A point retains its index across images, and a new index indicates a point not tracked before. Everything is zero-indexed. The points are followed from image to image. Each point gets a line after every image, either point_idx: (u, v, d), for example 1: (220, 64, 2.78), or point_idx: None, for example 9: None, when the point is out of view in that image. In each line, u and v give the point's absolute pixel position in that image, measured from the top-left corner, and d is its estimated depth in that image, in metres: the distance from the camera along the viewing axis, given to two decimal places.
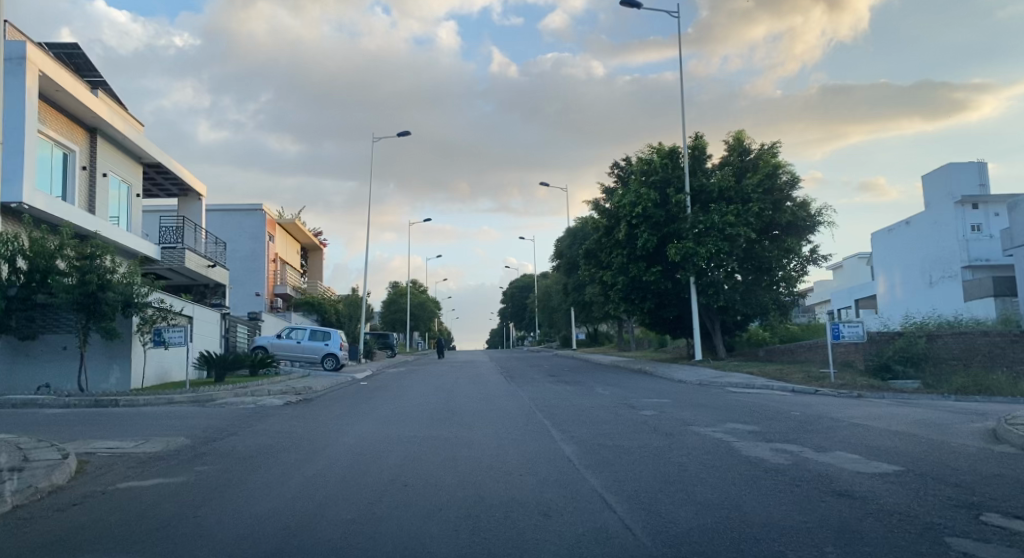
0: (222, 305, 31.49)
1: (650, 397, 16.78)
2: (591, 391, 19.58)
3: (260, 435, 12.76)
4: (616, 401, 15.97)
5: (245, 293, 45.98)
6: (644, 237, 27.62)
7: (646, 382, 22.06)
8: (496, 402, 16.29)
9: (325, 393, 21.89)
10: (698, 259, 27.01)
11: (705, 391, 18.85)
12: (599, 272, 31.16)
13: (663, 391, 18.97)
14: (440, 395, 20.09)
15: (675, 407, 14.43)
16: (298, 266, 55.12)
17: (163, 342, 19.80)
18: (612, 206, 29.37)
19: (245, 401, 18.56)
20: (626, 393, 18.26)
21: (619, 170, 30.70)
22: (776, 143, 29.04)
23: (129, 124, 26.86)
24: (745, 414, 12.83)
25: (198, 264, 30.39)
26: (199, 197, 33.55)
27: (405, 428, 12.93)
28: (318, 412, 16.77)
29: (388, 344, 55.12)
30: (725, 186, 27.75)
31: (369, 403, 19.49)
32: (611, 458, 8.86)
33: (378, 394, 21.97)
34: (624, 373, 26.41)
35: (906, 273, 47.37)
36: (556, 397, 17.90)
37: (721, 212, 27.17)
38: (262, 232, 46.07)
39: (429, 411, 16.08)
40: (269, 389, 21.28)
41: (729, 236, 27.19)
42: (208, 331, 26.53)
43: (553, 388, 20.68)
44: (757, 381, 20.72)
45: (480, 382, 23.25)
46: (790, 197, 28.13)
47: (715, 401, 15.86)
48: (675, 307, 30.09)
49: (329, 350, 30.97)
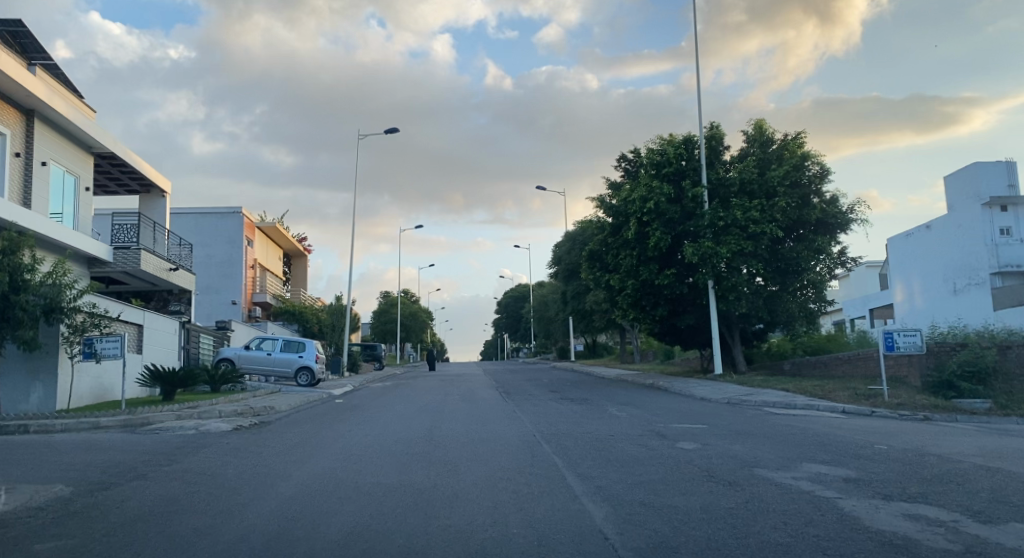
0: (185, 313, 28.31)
1: (680, 422, 13.63)
2: (604, 411, 16.46)
3: (176, 476, 9.50)
4: (639, 428, 12.88)
5: (221, 301, 42.83)
6: (658, 236, 24.64)
7: (666, 401, 18.98)
8: (491, 429, 13.15)
9: (289, 413, 18.68)
10: (717, 259, 24.07)
11: (739, 413, 15.78)
12: (603, 276, 28.07)
13: (692, 412, 15.85)
14: (425, 416, 16.93)
15: (718, 437, 11.32)
16: (280, 273, 52.01)
17: (94, 355, 16.64)
18: (619, 203, 26.36)
19: (187, 424, 15.32)
20: (648, 416, 15.13)
21: (627, 162, 27.70)
22: (802, 133, 26.13)
23: (74, 107, 23.77)
24: (817, 449, 9.76)
25: (159, 267, 27.28)
26: (162, 194, 30.45)
27: (368, 469, 9.71)
28: (270, 441, 13.58)
29: (376, 356, 51.88)
30: (746, 179, 24.83)
31: (338, 427, 16.33)
32: (667, 534, 5.74)
33: (350, 416, 18.76)
34: (634, 390, 23.34)
35: (927, 282, 44.56)
36: (564, 420, 14.77)
37: (744, 207, 24.22)
38: (239, 236, 42.97)
39: (406, 440, 12.90)
40: (221, 409, 18.04)
41: (753, 233, 24.28)
42: (162, 341, 23.40)
43: (559, 408, 17.57)
44: (797, 400, 17.64)
45: (471, 400, 20.13)
46: (819, 191, 25.17)
47: (764, 429, 12.73)
48: (690, 314, 27.02)
49: (303, 363, 27.73)
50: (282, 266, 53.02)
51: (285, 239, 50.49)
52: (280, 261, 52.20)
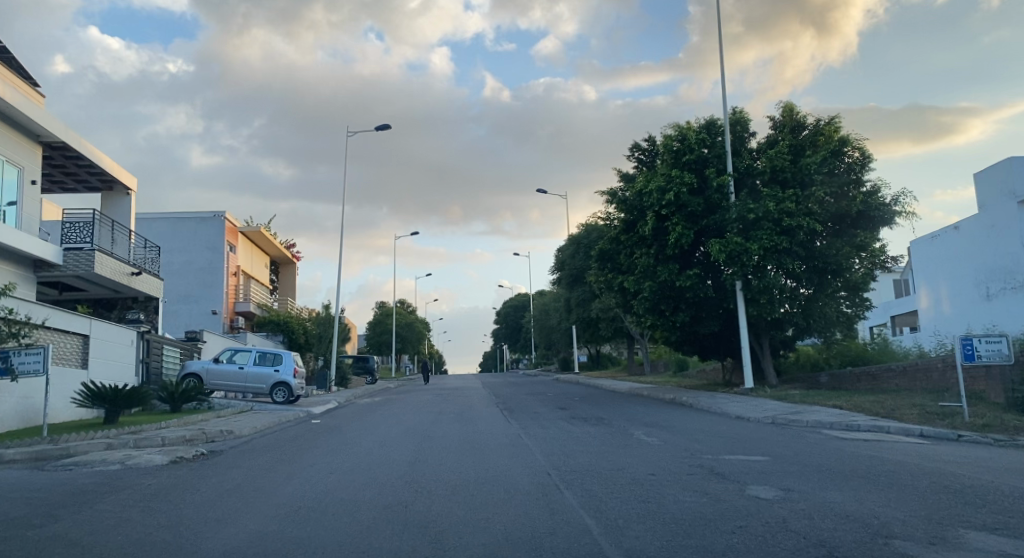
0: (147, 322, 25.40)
1: (733, 455, 10.64)
2: (629, 437, 13.49)
3: (35, 548, 6.53)
4: (683, 463, 9.99)
5: (201, 311, 39.93)
6: (679, 231, 21.87)
7: (698, 421, 16.05)
8: (493, 466, 10.17)
9: (250, 438, 15.70)
10: (748, 257, 21.31)
11: (796, 438, 12.84)
12: (615, 277, 25.23)
13: (738, 439, 12.88)
14: (412, 441, 13.98)
15: (798, 480, 8.35)
16: (267, 281, 49.16)
17: (9, 371, 13.71)
18: (633, 195, 23.57)
19: (116, 456, 12.33)
20: (686, 443, 12.18)
21: (641, 151, 24.93)
22: (837, 117, 23.34)
23: (16, 90, 20.96)
24: (961, 504, 6.82)
25: (119, 271, 24.36)
26: (127, 192, 27.58)
27: (317, 535, 6.75)
28: (211, 478, 10.56)
29: (368, 369, 48.87)
30: (777, 166, 22.07)
31: (307, 455, 13.42)
32: None
33: (325, 441, 15.81)
34: (655, 406, 20.47)
35: (957, 285, 41.66)
36: (582, 449, 11.87)
37: (777, 199, 21.47)
38: (220, 241, 40.22)
39: (384, 479, 9.90)
40: (168, 433, 15.08)
41: (787, 228, 21.53)
42: (115, 355, 20.41)
43: (573, 432, 14.59)
44: (857, 420, 14.70)
45: (468, 420, 17.26)
46: (861, 180, 22.29)
47: (846, 463, 9.72)
48: (715, 320, 24.06)
49: (280, 378, 24.75)
50: (269, 274, 50.23)
51: (271, 245, 47.66)
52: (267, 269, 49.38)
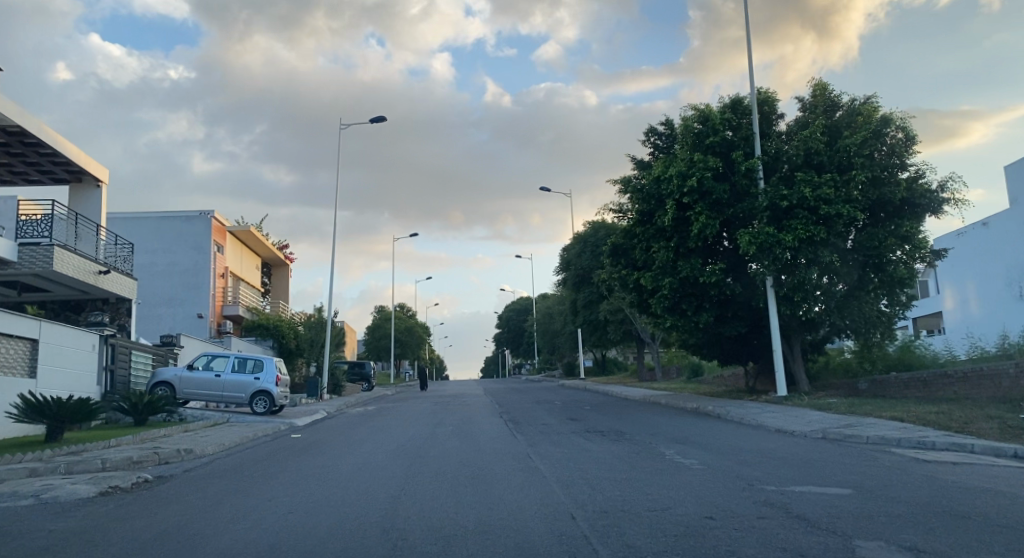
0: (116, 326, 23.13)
1: (802, 485, 8.30)
2: (660, 457, 11.17)
3: None
4: (745, 499, 7.69)
5: (186, 315, 37.71)
6: (703, 221, 19.63)
7: (735, 437, 13.76)
8: (498, 504, 7.88)
9: (214, 458, 13.40)
10: (781, 250, 19.07)
11: (867, 459, 10.48)
12: (629, 273, 23.00)
13: (792, 460, 10.58)
14: (400, 464, 11.69)
15: (921, 533, 6.00)
16: (257, 283, 46.93)
17: None
18: (649, 182, 21.37)
19: (33, 485, 10.01)
20: (736, 468, 9.85)
21: (657, 135, 22.71)
22: (875, 96, 21.02)
23: None
24: None
25: (84, 269, 22.11)
26: (97, 184, 25.37)
27: None
28: (136, 521, 8.19)
29: (364, 375, 46.52)
30: (812, 149, 19.78)
31: (273, 482, 11.10)
32: None
33: (302, 461, 13.54)
34: (678, 416, 18.20)
35: (986, 285, 39.35)
36: (608, 475, 9.61)
37: (813, 184, 19.19)
38: (206, 240, 38.00)
39: (356, 525, 7.53)
40: (116, 452, 12.77)
41: (824, 217, 19.23)
42: (71, 362, 18.14)
43: (593, 451, 12.29)
44: (929, 435, 12.34)
45: (468, 435, 14.98)
46: (906, 164, 19.89)
47: (966, 502, 7.32)
48: (741, 321, 21.77)
49: (261, 386, 22.45)
50: (260, 276, 48.02)
51: (262, 245, 45.43)
52: (257, 270, 47.13)
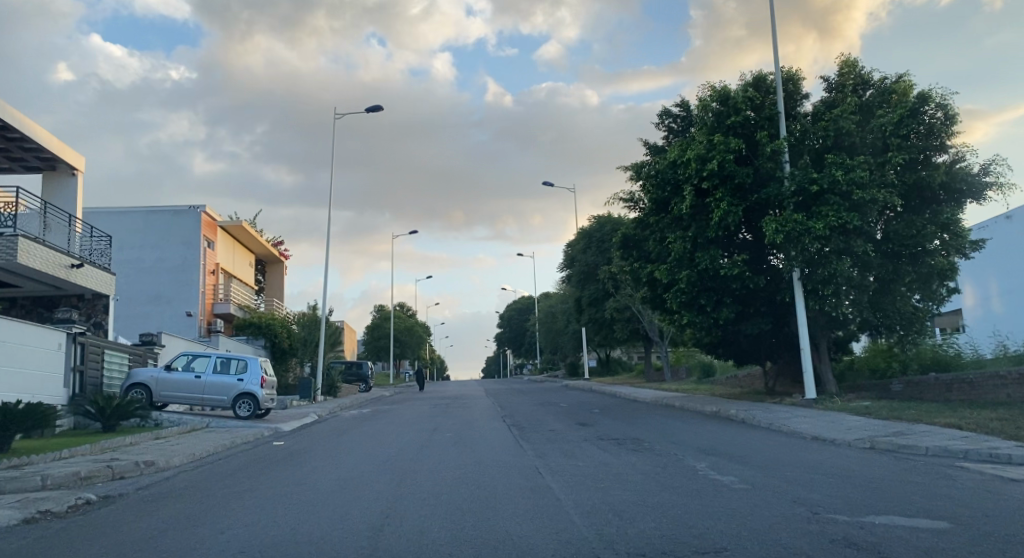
0: (71, 321, 20.95)
1: (883, 515, 6.68)
2: (692, 473, 9.58)
3: None
4: (816, 536, 6.08)
5: (174, 313, 36.13)
6: (724, 208, 18.04)
7: (770, 447, 12.05)
8: (504, 541, 6.28)
9: (179, 471, 11.79)
10: (810, 238, 17.44)
11: (943, 476, 8.83)
12: (641, 266, 21.41)
13: (850, 478, 8.88)
14: (390, 481, 10.08)
15: None
16: (250, 281, 45.35)
17: None
18: (663, 167, 19.76)
19: None
20: (788, 490, 8.17)
21: (672, 117, 21.10)
22: (908, 74, 19.39)
23: None
24: None
25: (56, 262, 20.43)
26: (73, 172, 23.76)
27: None
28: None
29: (361, 376, 44.89)
30: (843, 129, 18.15)
31: (240, 501, 9.49)
32: None
33: (280, 473, 11.95)
34: (698, 421, 16.59)
35: None
36: (637, 497, 8.00)
37: (845, 167, 17.54)
38: (196, 235, 36.39)
39: None
40: (66, 465, 11.15)
41: (858, 203, 17.60)
42: (34, 363, 16.55)
43: (612, 463, 10.62)
44: (1000, 445, 10.70)
45: (467, 444, 13.37)
46: (945, 145, 18.23)
47: None
48: (762, 317, 20.17)
49: (244, 389, 20.85)
50: (254, 273, 46.45)
51: (255, 241, 43.84)
52: (251, 268, 45.55)
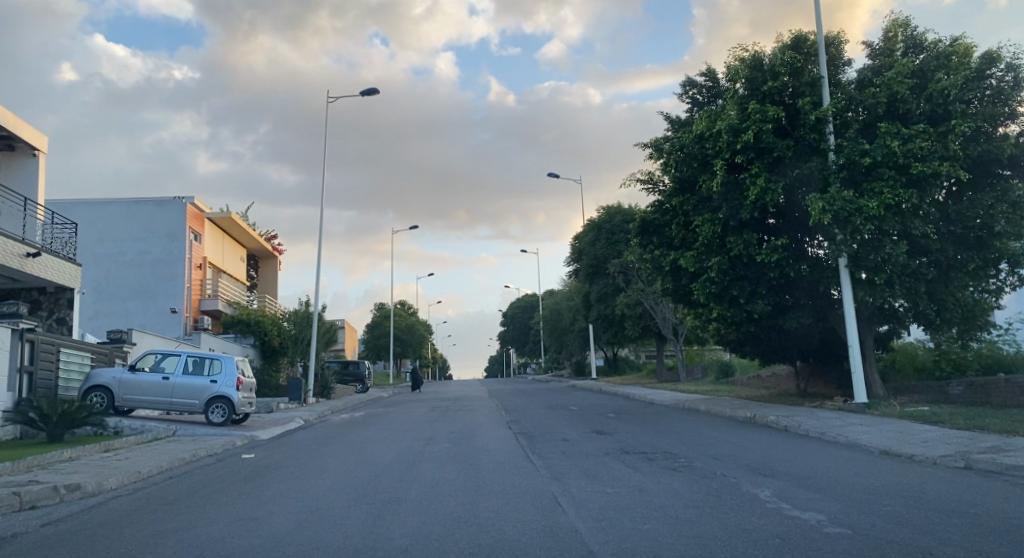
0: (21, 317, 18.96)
1: None
2: (760, 507, 7.33)
3: None
4: None
5: (157, 309, 33.96)
6: (762, 185, 15.75)
7: (838, 467, 9.77)
8: None
9: (110, 496, 9.57)
10: (862, 218, 15.15)
11: None
12: (662, 253, 19.16)
13: (978, 518, 6.62)
14: (368, 516, 7.83)
15: None
16: (241, 276, 43.20)
17: None
18: (689, 141, 17.50)
19: None
20: (911, 541, 5.83)
21: (697, 88, 18.83)
22: (965, 35, 17.11)
23: None
24: None
25: (8, 250, 18.21)
26: (34, 152, 21.59)
27: None
28: None
29: (358, 376, 42.68)
30: (897, 95, 15.86)
31: (168, 542, 7.23)
32: None
33: (237, 498, 9.73)
34: (732, 430, 14.34)
35: None
36: (699, 550, 5.71)
37: (901, 137, 15.25)
38: (181, 227, 34.23)
39: None
40: None
41: (916, 178, 15.32)
42: None
43: (649, 490, 8.34)
44: None
45: (466, 461, 11.17)
46: (1012, 112, 15.90)
47: None
48: (801, 309, 17.91)
49: (218, 391, 18.65)
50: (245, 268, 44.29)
51: (246, 235, 41.71)
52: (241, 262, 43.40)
